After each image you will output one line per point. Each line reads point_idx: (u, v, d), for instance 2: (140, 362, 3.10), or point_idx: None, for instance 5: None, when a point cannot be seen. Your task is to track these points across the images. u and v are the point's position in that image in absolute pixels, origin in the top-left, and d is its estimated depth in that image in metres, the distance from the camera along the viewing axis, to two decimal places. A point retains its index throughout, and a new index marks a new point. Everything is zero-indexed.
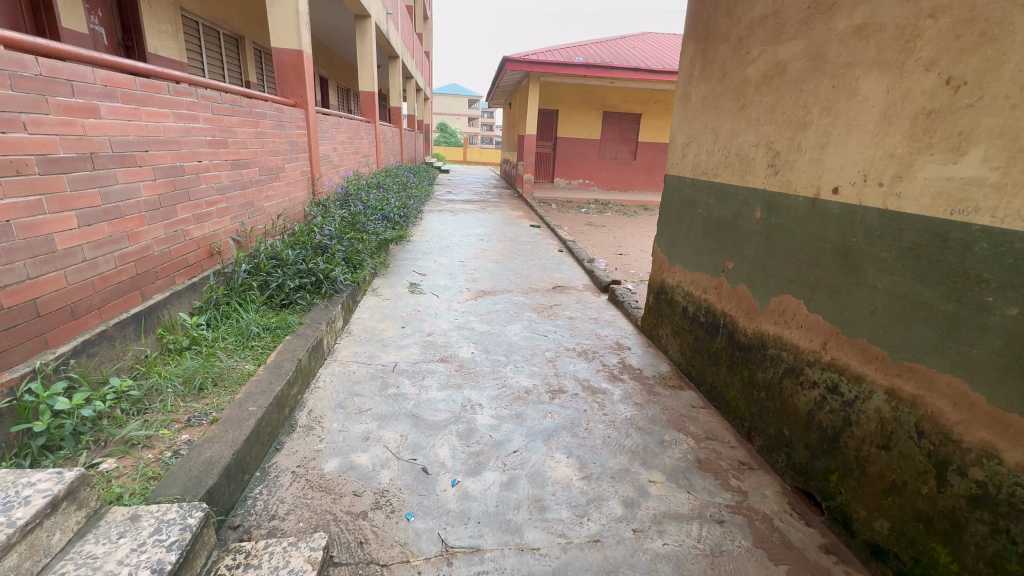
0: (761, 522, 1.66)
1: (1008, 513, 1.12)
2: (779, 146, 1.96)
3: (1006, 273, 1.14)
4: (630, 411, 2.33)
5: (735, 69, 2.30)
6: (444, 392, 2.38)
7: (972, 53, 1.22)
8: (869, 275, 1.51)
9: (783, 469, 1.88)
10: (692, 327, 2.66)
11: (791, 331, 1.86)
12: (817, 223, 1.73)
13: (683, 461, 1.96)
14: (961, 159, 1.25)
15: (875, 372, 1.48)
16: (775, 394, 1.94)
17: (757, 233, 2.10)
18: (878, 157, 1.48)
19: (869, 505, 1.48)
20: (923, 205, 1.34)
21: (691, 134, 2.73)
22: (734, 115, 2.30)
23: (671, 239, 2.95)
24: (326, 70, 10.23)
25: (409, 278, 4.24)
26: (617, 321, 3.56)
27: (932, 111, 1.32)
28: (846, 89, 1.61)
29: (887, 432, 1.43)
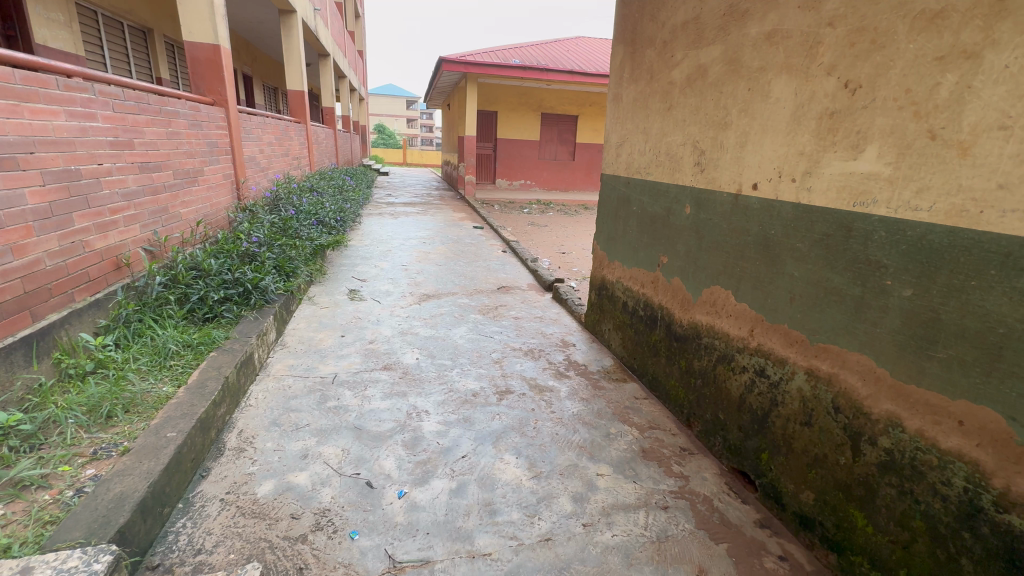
0: (702, 504, 1.74)
1: (911, 476, 1.23)
2: (704, 145, 2.07)
3: (901, 258, 1.25)
4: (576, 407, 2.36)
5: (661, 72, 2.40)
6: (388, 401, 2.30)
7: (864, 58, 1.34)
8: (787, 264, 1.61)
9: (720, 452, 1.98)
10: (632, 322, 2.75)
11: (721, 320, 1.97)
12: (741, 218, 1.84)
13: (628, 452, 2.02)
14: (860, 156, 1.35)
15: (796, 355, 1.59)
16: (710, 380, 2.04)
17: (687, 228, 2.20)
18: (791, 154, 1.59)
19: (796, 478, 1.59)
20: (830, 198, 1.45)
21: (623, 134, 2.82)
22: (662, 116, 2.39)
23: (610, 236, 3.04)
24: (249, 67, 9.65)
25: (348, 284, 4.07)
26: (561, 319, 3.62)
27: (834, 112, 1.43)
28: (760, 91, 1.72)
29: (809, 409, 1.54)
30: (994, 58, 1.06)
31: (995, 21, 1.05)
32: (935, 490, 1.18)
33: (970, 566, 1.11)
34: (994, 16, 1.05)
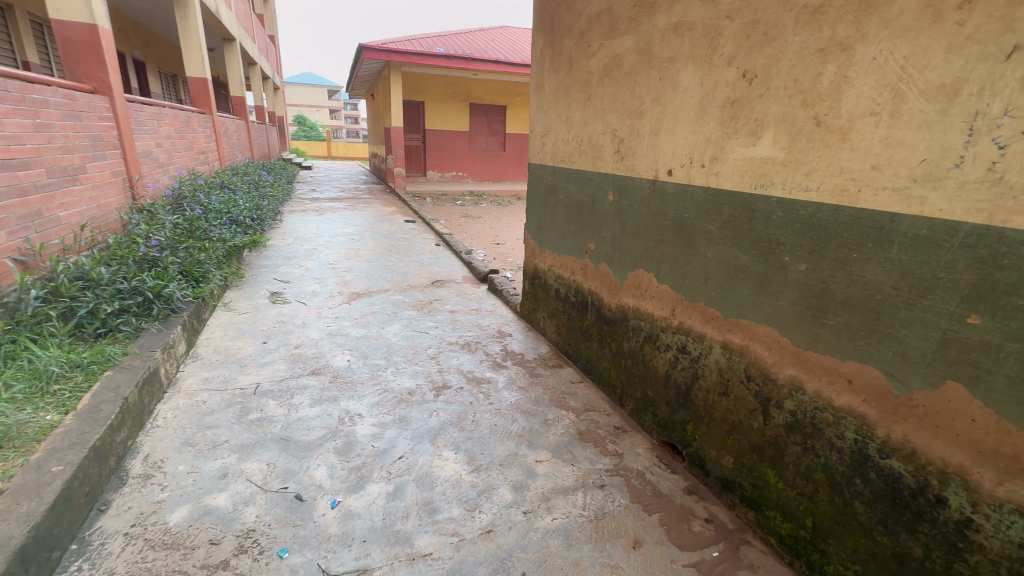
0: (635, 479, 1.82)
1: (812, 433, 1.36)
2: (622, 134, 2.13)
3: (796, 235, 1.36)
4: (514, 396, 2.38)
5: (579, 62, 2.44)
6: (318, 407, 2.18)
7: (758, 50, 1.43)
8: (701, 246, 1.71)
9: (650, 427, 2.08)
10: (565, 308, 2.81)
11: (646, 301, 2.05)
12: (659, 203, 1.92)
13: (565, 436, 2.06)
14: (759, 141, 1.45)
15: (712, 331, 1.69)
16: (638, 359, 2.13)
17: (611, 215, 2.27)
18: (700, 141, 1.68)
19: (717, 445, 1.71)
20: (735, 181, 1.54)
21: (547, 124, 2.85)
22: (583, 105, 2.43)
23: (540, 225, 3.07)
24: (140, 51, 8.67)
25: (269, 287, 3.81)
26: (497, 310, 3.62)
27: (735, 100, 1.52)
28: (670, 81, 1.80)
29: (725, 380, 1.64)
30: (864, 50, 1.16)
31: (864, 16, 1.15)
32: (832, 444, 1.30)
33: (862, 508, 1.24)
34: (863, 12, 1.15)
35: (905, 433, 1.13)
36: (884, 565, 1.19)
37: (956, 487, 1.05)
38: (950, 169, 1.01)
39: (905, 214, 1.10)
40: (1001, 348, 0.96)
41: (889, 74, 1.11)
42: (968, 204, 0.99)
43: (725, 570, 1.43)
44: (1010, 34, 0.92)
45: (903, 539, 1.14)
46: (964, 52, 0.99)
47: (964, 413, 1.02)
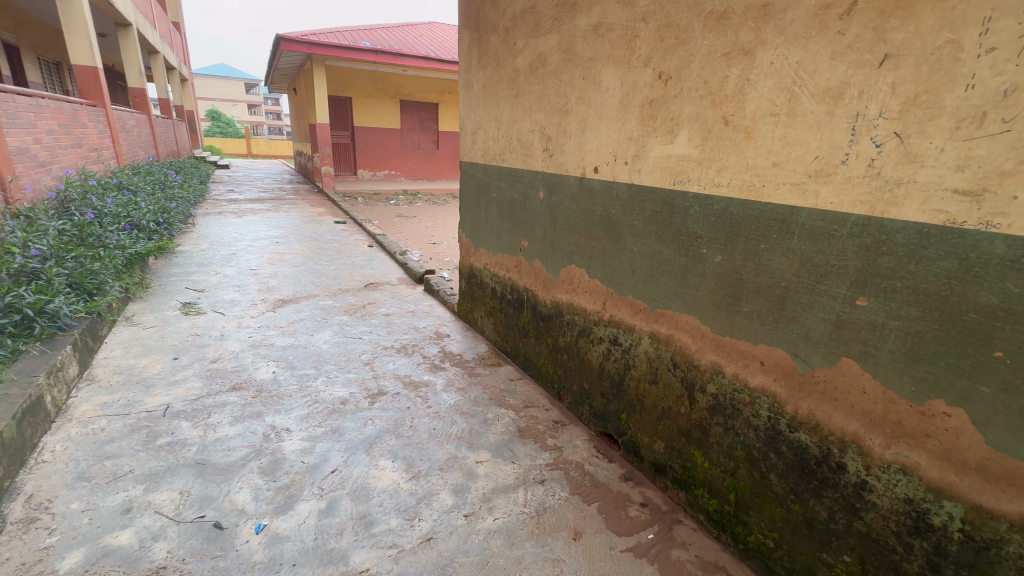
0: (574, 471, 1.85)
1: (732, 413, 1.45)
2: (549, 132, 2.16)
3: (712, 228, 1.44)
4: (453, 397, 2.35)
5: (506, 59, 2.44)
6: (239, 425, 2.02)
7: (671, 52, 1.50)
8: (628, 241, 1.77)
9: (588, 418, 2.13)
10: (501, 307, 2.81)
11: (578, 296, 2.10)
12: (587, 200, 1.96)
13: (505, 434, 2.06)
14: (676, 140, 1.52)
15: (640, 322, 1.76)
16: (573, 353, 2.18)
17: (542, 212, 2.29)
18: (622, 139, 1.73)
19: (650, 431, 1.78)
20: (656, 178, 1.61)
21: (476, 121, 2.83)
22: (511, 103, 2.44)
23: (474, 224, 3.04)
24: (11, 34, 7.59)
25: (180, 297, 3.48)
26: (434, 311, 3.56)
27: (653, 100, 1.59)
28: (592, 80, 1.85)
29: (654, 368, 1.72)
30: (763, 55, 1.24)
31: (762, 23, 1.23)
32: (749, 422, 1.40)
33: (776, 479, 1.33)
34: (760, 19, 1.24)
35: (810, 408, 1.23)
36: (797, 529, 1.29)
37: (852, 453, 1.15)
38: (838, 165, 1.11)
39: (803, 207, 1.19)
40: (884, 327, 1.06)
41: (785, 77, 1.20)
42: (853, 197, 1.09)
43: (659, 551, 1.49)
44: (881, 44, 1.01)
45: (812, 504, 1.25)
46: (845, 58, 1.07)
47: (857, 386, 1.13)
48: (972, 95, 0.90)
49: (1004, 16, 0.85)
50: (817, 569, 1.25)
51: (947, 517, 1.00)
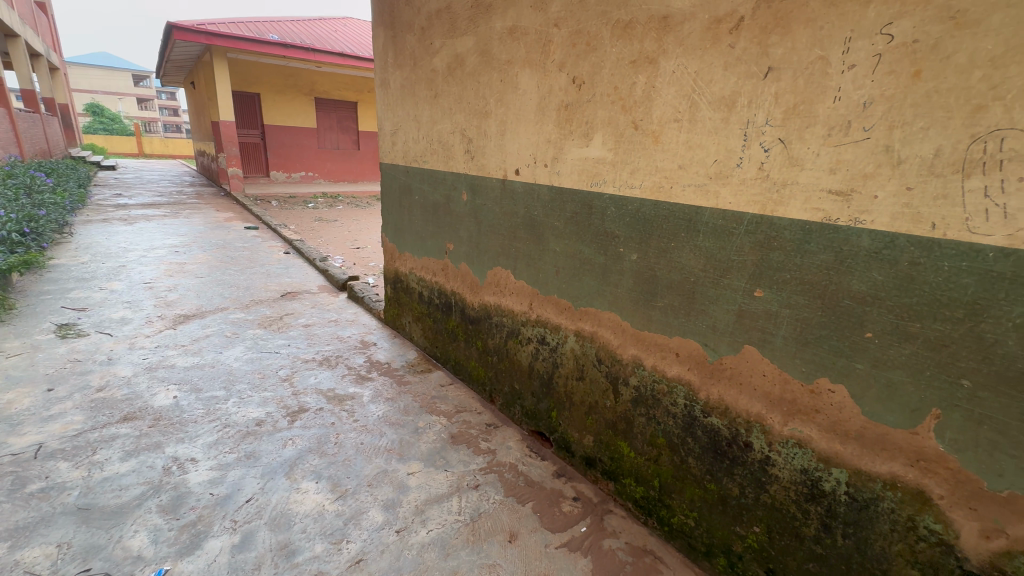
0: (508, 472, 1.85)
1: (652, 403, 1.52)
2: (470, 133, 2.14)
3: (627, 228, 1.50)
4: (381, 408, 2.26)
5: (423, 59, 2.39)
6: (134, 460, 1.79)
7: (583, 58, 1.55)
8: (550, 241, 1.80)
9: (520, 419, 2.15)
10: (429, 311, 2.75)
11: (505, 297, 2.11)
12: (510, 201, 1.98)
13: (437, 442, 2.02)
14: (591, 143, 1.57)
15: (566, 321, 1.80)
16: (503, 355, 2.18)
17: (466, 214, 2.27)
18: (541, 142, 1.76)
19: (579, 426, 1.83)
20: (574, 180, 1.65)
21: (395, 121, 2.75)
22: (430, 103, 2.39)
23: (398, 227, 2.96)
24: None
25: (55, 318, 3.02)
26: (359, 319, 3.41)
27: (568, 104, 1.63)
28: (510, 83, 1.86)
29: (581, 365, 1.76)
30: (665, 64, 1.31)
31: (663, 34, 1.30)
32: (668, 411, 1.48)
33: (694, 462, 1.42)
34: (662, 30, 1.31)
35: (720, 393, 1.32)
36: (714, 507, 1.38)
37: (757, 432, 1.25)
38: (734, 168, 1.20)
39: (705, 207, 1.28)
40: (778, 315, 1.17)
41: (686, 86, 1.28)
42: (748, 197, 1.18)
43: (592, 543, 1.54)
44: (766, 58, 1.11)
45: (725, 482, 1.35)
46: (736, 69, 1.17)
47: (758, 370, 1.23)
48: (839, 106, 1.01)
49: (861, 36, 0.96)
50: (732, 541, 1.35)
51: (835, 482, 1.12)
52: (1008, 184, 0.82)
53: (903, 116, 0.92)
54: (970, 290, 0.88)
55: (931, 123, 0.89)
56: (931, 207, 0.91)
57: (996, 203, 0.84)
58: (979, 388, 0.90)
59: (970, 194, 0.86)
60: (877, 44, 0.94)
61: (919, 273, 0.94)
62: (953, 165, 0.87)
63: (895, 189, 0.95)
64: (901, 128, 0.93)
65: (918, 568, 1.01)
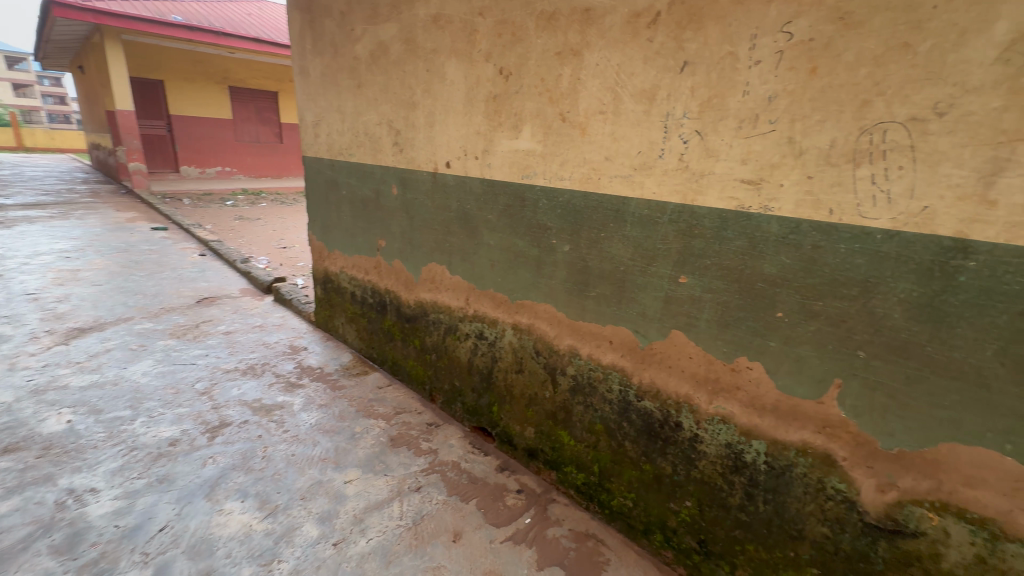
0: (451, 471, 1.82)
1: (589, 391, 1.55)
2: (397, 125, 2.06)
3: (559, 220, 1.51)
4: (314, 416, 2.14)
5: (344, 46, 2.26)
6: (17, 497, 1.56)
7: (509, 49, 1.53)
8: (484, 235, 1.78)
9: (462, 416, 2.12)
10: (363, 311, 2.64)
11: (442, 293, 2.06)
12: (442, 195, 1.93)
13: (375, 446, 1.94)
14: (521, 135, 1.56)
15: (503, 314, 1.79)
16: (441, 352, 2.14)
17: (398, 209, 2.19)
18: (471, 134, 1.73)
19: (520, 419, 1.83)
20: (506, 172, 1.64)
21: (316, 112, 2.59)
22: (354, 93, 2.28)
23: (325, 224, 2.80)
24: None
25: None
26: (287, 323, 3.20)
27: (496, 95, 1.61)
28: (437, 73, 1.81)
29: (519, 358, 1.77)
30: (589, 56, 1.33)
31: (586, 27, 1.32)
32: (604, 397, 1.51)
33: (630, 445, 1.47)
34: (585, 23, 1.32)
35: (651, 377, 1.37)
36: (650, 486, 1.44)
37: (686, 412, 1.31)
38: (657, 159, 1.24)
39: (632, 198, 1.31)
40: (701, 300, 1.22)
41: (609, 79, 1.30)
42: (670, 187, 1.23)
43: (536, 533, 1.55)
44: (681, 52, 1.15)
45: (659, 462, 1.40)
46: (655, 63, 1.20)
47: (685, 353, 1.29)
48: (748, 99, 1.06)
49: (765, 34, 1.01)
50: (668, 517, 1.41)
51: (756, 453, 1.19)
52: (891, 172, 0.91)
53: (802, 110, 0.99)
54: (862, 269, 0.97)
55: (826, 116, 0.96)
56: (829, 194, 0.98)
57: (881, 189, 0.92)
58: (872, 357, 0.99)
59: (860, 181, 0.94)
60: (779, 42, 1.00)
61: (821, 255, 1.02)
62: (846, 155, 0.95)
63: (798, 178, 1.02)
64: (801, 121, 1.00)
65: (827, 524, 1.10)
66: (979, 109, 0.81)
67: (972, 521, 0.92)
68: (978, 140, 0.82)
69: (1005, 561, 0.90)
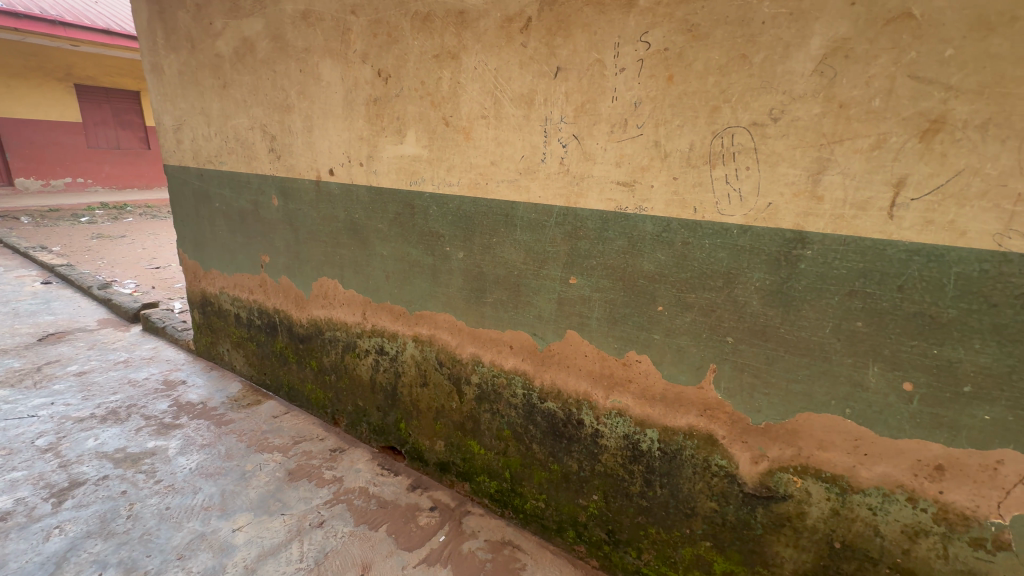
0: (358, 498, 1.70)
1: (495, 398, 1.53)
2: (272, 129, 1.89)
3: (451, 227, 1.47)
4: (195, 459, 1.88)
5: (203, 42, 2.02)
6: None
7: (386, 50, 1.46)
8: (376, 245, 1.69)
9: (369, 437, 2.00)
10: (250, 335, 2.39)
11: (336, 309, 1.93)
12: (327, 205, 1.80)
13: (270, 484, 1.76)
14: (405, 140, 1.50)
15: (403, 327, 1.71)
16: (341, 372, 2.00)
17: (280, 222, 2.01)
18: (353, 139, 1.63)
19: (429, 433, 1.77)
20: (393, 179, 1.57)
21: (176, 115, 2.29)
22: (219, 94, 2.05)
23: (198, 240, 2.50)
24: None
25: None
26: (160, 355, 2.80)
27: (376, 99, 1.53)
28: (311, 74, 1.68)
29: (423, 371, 1.70)
30: (467, 60, 1.31)
31: (461, 29, 1.29)
32: (509, 402, 1.50)
33: (538, 447, 1.48)
34: (460, 26, 1.29)
35: (552, 378, 1.39)
36: (559, 485, 1.46)
37: (586, 409, 1.34)
38: (540, 163, 1.25)
39: (519, 202, 1.31)
40: (591, 299, 1.26)
41: (488, 83, 1.29)
42: (554, 190, 1.24)
43: (451, 551, 1.49)
44: (554, 58, 1.16)
45: (566, 460, 1.42)
46: (530, 68, 1.21)
47: (580, 352, 1.31)
48: (617, 105, 1.11)
49: (627, 43, 1.06)
50: (578, 513, 1.44)
51: (650, 440, 1.25)
52: (740, 172, 0.99)
53: (664, 115, 1.05)
54: (725, 262, 1.05)
55: (684, 121, 1.03)
56: (692, 194, 1.05)
57: (734, 188, 1.00)
58: (738, 342, 1.08)
59: (716, 181, 1.02)
60: (639, 51, 1.05)
61: (690, 251, 1.09)
62: (703, 158, 1.02)
63: (665, 179, 1.08)
64: (664, 126, 1.05)
65: (714, 499, 1.18)
66: (804, 115, 0.91)
67: (826, 479, 1.03)
68: (806, 143, 0.92)
69: (853, 510, 1.02)
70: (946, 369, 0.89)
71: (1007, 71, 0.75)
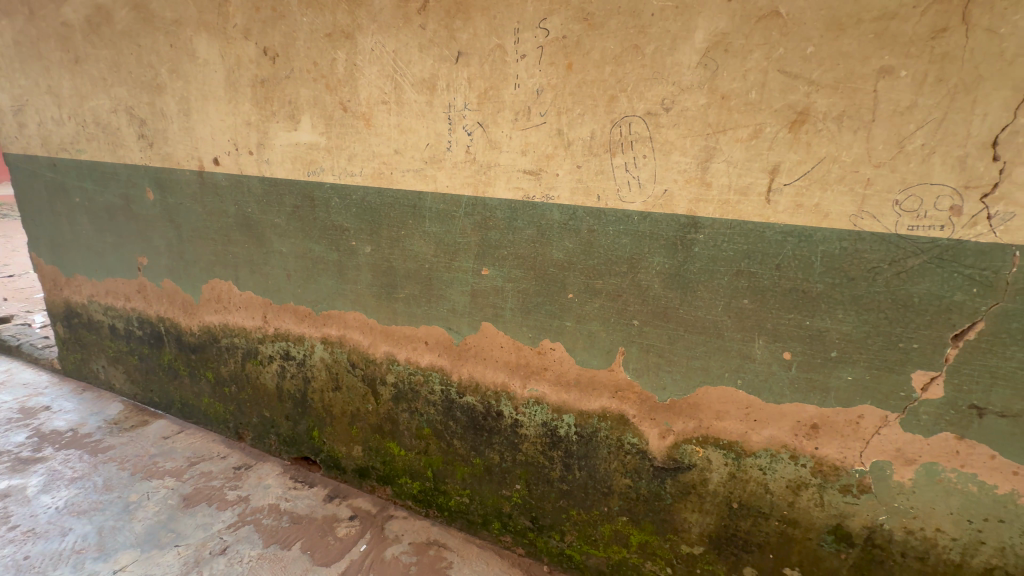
0: (267, 517, 1.57)
1: (412, 396, 1.48)
2: (140, 112, 1.65)
3: (356, 220, 1.38)
4: (63, 496, 1.62)
5: (44, 7, 1.71)
6: None
7: (271, 26, 1.33)
8: (274, 241, 1.55)
9: (278, 449, 1.85)
10: (131, 347, 2.11)
11: (232, 313, 1.75)
12: (213, 198, 1.61)
13: (161, 513, 1.56)
14: (300, 127, 1.38)
15: (309, 329, 1.60)
16: (242, 381, 1.82)
17: (159, 218, 1.77)
18: (240, 125, 1.47)
19: (345, 439, 1.67)
20: (288, 169, 1.44)
21: (16, 94, 1.93)
22: (70, 71, 1.75)
23: (55, 242, 2.14)
24: None
25: None
26: (14, 378, 2.38)
27: (264, 80, 1.39)
28: (184, 49, 1.49)
29: (334, 374, 1.60)
30: (362, 40, 1.22)
31: (355, 8, 1.20)
32: (427, 400, 1.46)
33: (459, 443, 1.45)
34: (353, 3, 1.20)
35: (469, 371, 1.36)
36: (483, 478, 1.45)
37: (505, 400, 1.34)
38: (445, 151, 1.21)
39: (427, 192, 1.26)
40: (504, 290, 1.25)
41: (386, 66, 1.21)
42: (461, 180, 1.21)
43: (373, 559, 1.42)
44: (454, 42, 1.12)
45: (487, 453, 1.41)
46: (430, 52, 1.16)
47: (496, 344, 1.30)
48: (519, 92, 1.09)
49: (527, 29, 1.05)
50: (502, 504, 1.44)
51: (567, 426, 1.27)
52: (638, 160, 1.02)
53: (566, 103, 1.05)
54: (628, 248, 1.08)
55: (585, 111, 1.04)
56: (595, 182, 1.07)
57: (633, 176, 1.03)
58: (643, 324, 1.12)
59: (617, 169, 1.05)
60: (538, 37, 1.04)
61: (596, 238, 1.11)
62: (604, 146, 1.05)
63: (570, 168, 1.09)
64: (566, 114, 1.06)
65: (628, 475, 1.24)
66: (691, 106, 0.95)
67: (724, 446, 1.12)
68: (694, 132, 0.97)
69: (747, 472, 1.11)
70: (817, 337, 0.99)
71: (856, 69, 0.84)
